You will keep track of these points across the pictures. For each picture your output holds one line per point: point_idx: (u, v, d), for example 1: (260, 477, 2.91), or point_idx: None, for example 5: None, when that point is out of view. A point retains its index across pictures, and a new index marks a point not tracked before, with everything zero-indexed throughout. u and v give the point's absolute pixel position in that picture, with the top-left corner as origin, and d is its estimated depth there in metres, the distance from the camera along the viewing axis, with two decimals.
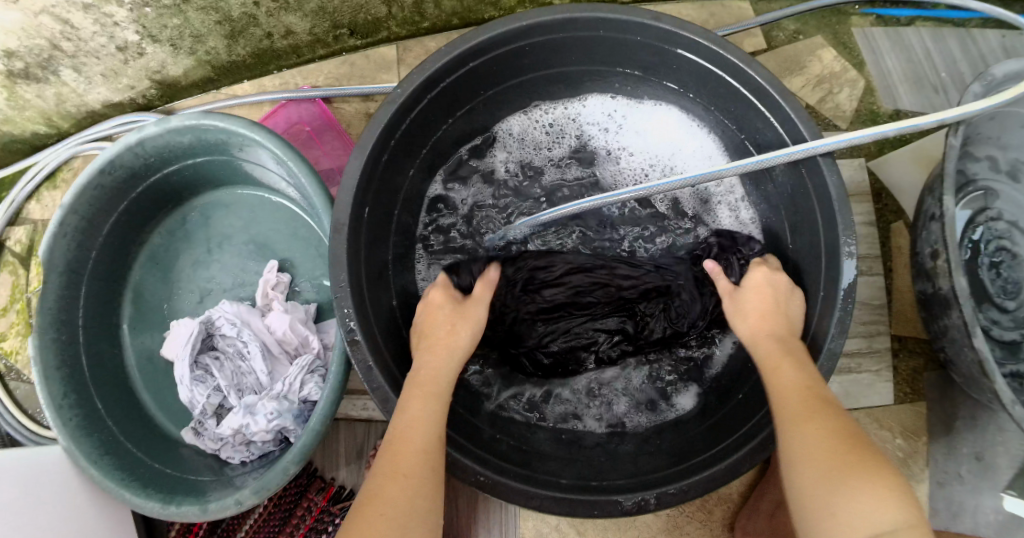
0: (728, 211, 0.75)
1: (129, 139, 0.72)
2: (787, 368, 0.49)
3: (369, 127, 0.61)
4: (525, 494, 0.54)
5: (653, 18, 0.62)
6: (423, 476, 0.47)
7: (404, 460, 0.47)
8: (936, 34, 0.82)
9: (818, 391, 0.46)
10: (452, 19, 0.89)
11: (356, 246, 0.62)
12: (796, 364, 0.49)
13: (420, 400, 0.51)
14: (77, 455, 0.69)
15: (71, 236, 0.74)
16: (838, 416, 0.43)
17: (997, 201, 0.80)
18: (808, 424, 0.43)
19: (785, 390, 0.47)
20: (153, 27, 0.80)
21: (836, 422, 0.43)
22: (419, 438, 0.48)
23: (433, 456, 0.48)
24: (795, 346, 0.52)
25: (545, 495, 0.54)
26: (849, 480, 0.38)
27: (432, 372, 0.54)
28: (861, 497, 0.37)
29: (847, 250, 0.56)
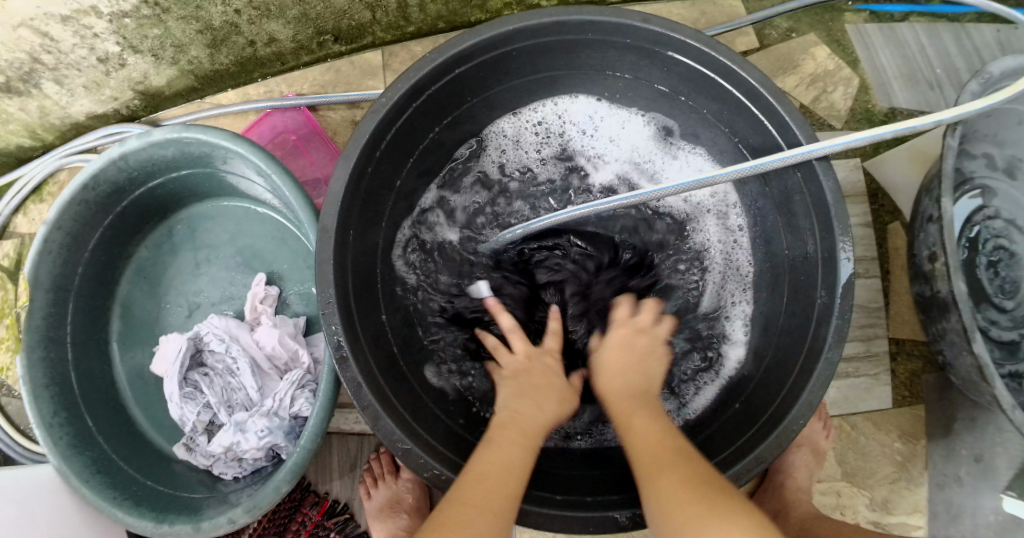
0: (718, 220, 0.75)
1: (111, 153, 0.71)
2: (636, 420, 0.53)
3: (353, 138, 0.60)
4: (519, 512, 0.53)
5: (642, 20, 0.60)
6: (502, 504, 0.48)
7: (489, 486, 0.48)
8: (930, 30, 0.80)
9: (667, 441, 0.50)
10: (438, 22, 0.87)
11: (343, 261, 0.61)
12: (647, 418, 0.54)
13: (511, 440, 0.54)
14: (69, 475, 0.68)
15: (56, 253, 0.73)
16: (685, 461, 0.47)
17: (994, 198, 0.78)
18: (660, 473, 0.46)
19: (638, 444, 0.50)
20: (133, 37, 0.78)
21: (683, 466, 0.46)
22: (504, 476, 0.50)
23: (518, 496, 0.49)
24: (645, 400, 0.57)
25: (540, 513, 0.53)
26: (707, 517, 0.41)
27: (529, 420, 0.57)
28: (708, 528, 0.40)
29: (845, 251, 0.55)
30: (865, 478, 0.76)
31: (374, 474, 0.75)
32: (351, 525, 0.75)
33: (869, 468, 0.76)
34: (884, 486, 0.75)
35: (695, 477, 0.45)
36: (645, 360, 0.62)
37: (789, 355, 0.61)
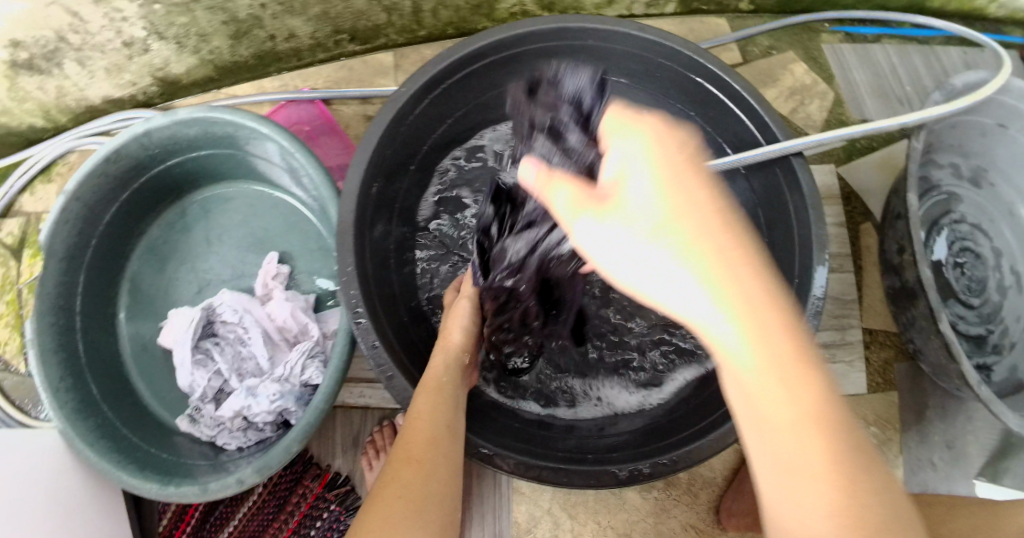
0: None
1: (136, 129, 0.74)
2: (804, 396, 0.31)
3: (374, 124, 0.65)
4: (503, 458, 0.57)
5: (639, 29, 0.68)
6: (442, 461, 0.50)
7: (423, 452, 0.50)
8: (901, 51, 0.89)
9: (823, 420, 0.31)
10: (447, 29, 0.94)
11: (363, 234, 0.65)
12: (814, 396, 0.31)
13: (429, 392, 0.55)
14: (74, 438, 0.69)
15: (73, 223, 0.75)
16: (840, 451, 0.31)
17: (960, 205, 0.87)
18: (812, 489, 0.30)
19: (782, 422, 0.31)
20: (160, 24, 0.82)
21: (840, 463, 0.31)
22: (430, 425, 0.52)
23: (442, 443, 0.51)
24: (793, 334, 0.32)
25: (521, 461, 0.57)
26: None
27: (433, 374, 0.58)
28: None
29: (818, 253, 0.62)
30: None
31: (377, 447, 0.77)
32: (351, 497, 0.77)
33: None
34: None
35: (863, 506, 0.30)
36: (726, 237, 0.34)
37: None
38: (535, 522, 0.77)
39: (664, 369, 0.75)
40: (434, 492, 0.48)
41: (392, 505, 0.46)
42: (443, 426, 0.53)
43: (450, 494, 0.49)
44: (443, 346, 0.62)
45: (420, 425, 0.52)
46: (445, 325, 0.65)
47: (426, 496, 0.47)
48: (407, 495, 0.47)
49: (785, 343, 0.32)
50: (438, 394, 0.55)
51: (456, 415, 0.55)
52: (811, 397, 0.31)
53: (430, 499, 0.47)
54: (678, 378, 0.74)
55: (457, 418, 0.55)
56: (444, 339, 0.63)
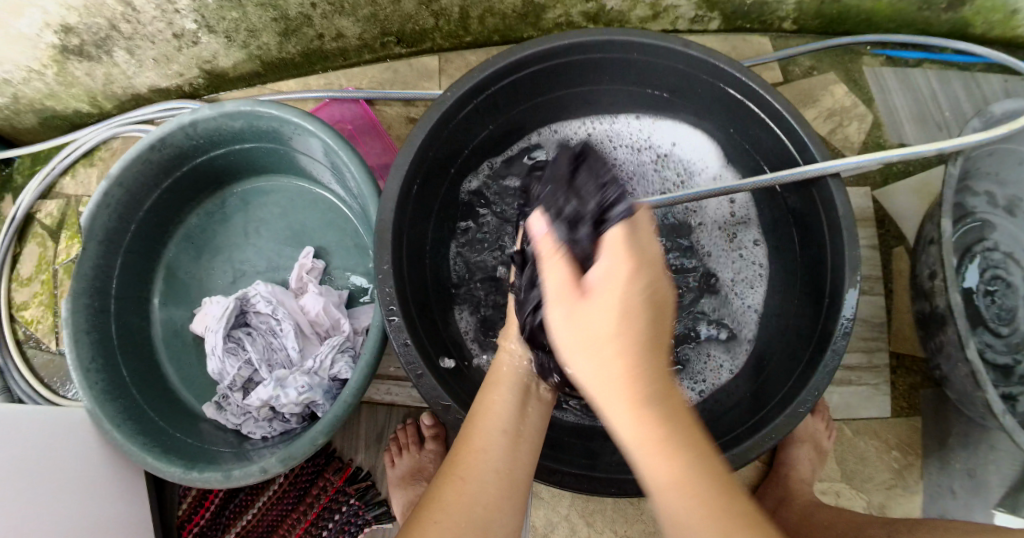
0: (744, 231, 0.80)
1: (183, 119, 0.76)
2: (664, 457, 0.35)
3: (418, 126, 0.66)
4: None
5: (683, 46, 0.68)
6: (495, 474, 0.46)
7: (476, 454, 0.47)
8: (942, 77, 0.89)
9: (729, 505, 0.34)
10: (493, 36, 0.95)
11: (400, 233, 0.66)
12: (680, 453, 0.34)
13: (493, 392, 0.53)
14: (101, 418, 0.70)
15: (114, 207, 0.77)
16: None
17: (993, 232, 0.86)
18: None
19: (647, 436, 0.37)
20: (212, 17, 0.84)
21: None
22: (486, 432, 0.49)
23: (497, 453, 0.47)
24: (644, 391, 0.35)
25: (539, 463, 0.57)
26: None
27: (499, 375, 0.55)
28: None
29: (852, 280, 0.61)
30: (862, 481, 0.81)
31: (400, 444, 0.77)
32: (371, 493, 0.78)
33: (867, 472, 0.81)
34: (880, 491, 0.80)
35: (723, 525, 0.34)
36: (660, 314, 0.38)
37: (797, 349, 0.67)
38: (551, 528, 0.77)
39: (708, 372, 0.77)
40: (478, 517, 0.43)
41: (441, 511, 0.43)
42: (502, 433, 0.49)
43: (503, 506, 0.45)
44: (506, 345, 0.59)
45: (476, 435, 0.49)
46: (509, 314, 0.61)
47: (469, 521, 0.43)
48: (448, 518, 0.43)
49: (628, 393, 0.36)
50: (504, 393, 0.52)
51: (521, 417, 0.52)
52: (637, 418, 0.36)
53: (476, 524, 0.43)
54: (722, 379, 0.76)
55: (521, 421, 0.51)
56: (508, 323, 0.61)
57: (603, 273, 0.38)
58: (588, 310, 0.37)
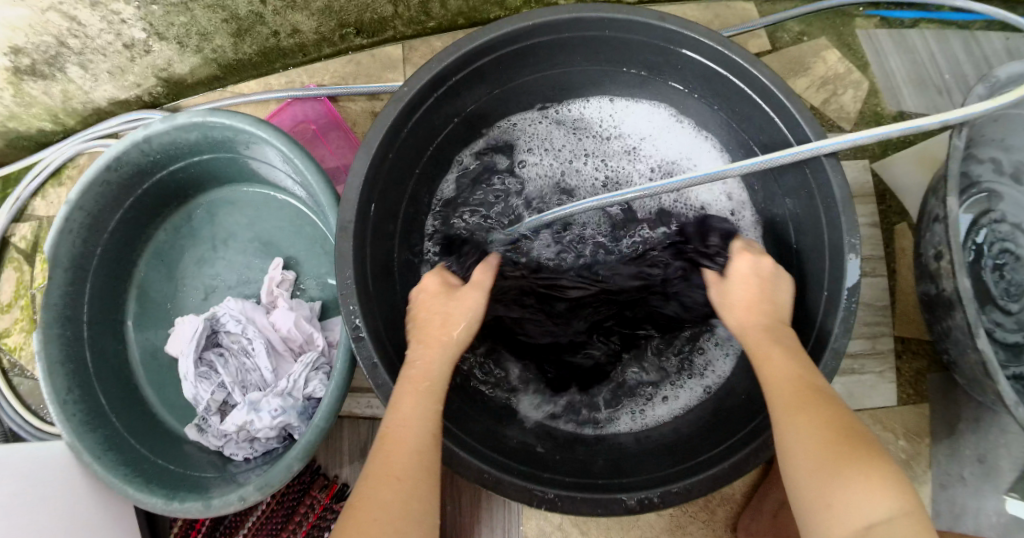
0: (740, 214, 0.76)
1: (136, 135, 0.72)
2: (775, 358, 0.49)
3: (375, 125, 0.61)
4: (501, 482, 0.54)
5: (658, 18, 0.62)
6: (423, 474, 0.45)
7: (405, 454, 0.46)
8: (940, 37, 0.82)
9: (808, 380, 0.47)
10: (457, 18, 0.89)
11: (362, 243, 0.62)
12: (787, 352, 0.50)
13: (420, 393, 0.50)
14: (80, 450, 0.69)
15: (77, 232, 0.75)
16: (830, 403, 0.44)
17: (1001, 203, 0.80)
18: (798, 416, 0.44)
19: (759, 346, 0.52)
20: (160, 24, 0.80)
21: (826, 408, 0.44)
22: (416, 431, 0.47)
23: (426, 455, 0.46)
24: (784, 333, 0.53)
25: (519, 484, 0.54)
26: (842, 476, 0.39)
27: (425, 369, 0.52)
28: (851, 481, 0.38)
29: (851, 251, 0.56)
30: None
31: None
32: None
33: None
34: None
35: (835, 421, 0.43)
36: (772, 289, 0.58)
37: (796, 345, 0.63)
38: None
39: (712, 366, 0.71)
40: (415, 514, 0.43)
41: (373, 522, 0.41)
42: (429, 434, 0.48)
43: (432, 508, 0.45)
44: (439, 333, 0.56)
45: (407, 434, 0.47)
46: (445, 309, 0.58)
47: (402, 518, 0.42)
48: (388, 516, 0.42)
49: (742, 297, 0.58)
50: (428, 396, 0.50)
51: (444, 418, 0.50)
52: (757, 335, 0.53)
53: (412, 520, 0.42)
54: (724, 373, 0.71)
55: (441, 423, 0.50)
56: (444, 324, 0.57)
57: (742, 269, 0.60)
58: (731, 293, 0.59)
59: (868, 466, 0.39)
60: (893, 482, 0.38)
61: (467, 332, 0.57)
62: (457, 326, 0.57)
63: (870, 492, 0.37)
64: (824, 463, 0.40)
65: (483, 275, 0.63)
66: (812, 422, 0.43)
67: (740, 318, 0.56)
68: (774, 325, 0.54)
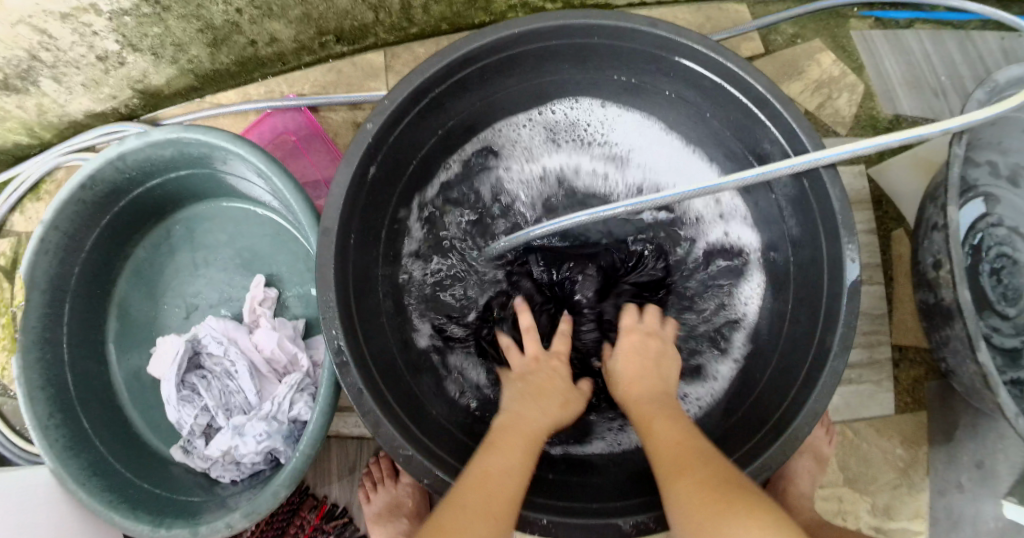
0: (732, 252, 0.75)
1: (110, 153, 0.70)
2: (659, 427, 0.51)
3: (356, 141, 0.59)
4: None
5: (648, 25, 0.59)
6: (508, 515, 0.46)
7: (504, 498, 0.47)
8: (933, 37, 0.80)
9: (689, 442, 0.49)
10: (442, 24, 0.86)
11: (344, 266, 0.60)
12: (670, 422, 0.52)
13: (518, 444, 0.52)
14: (65, 477, 0.67)
15: (54, 253, 0.73)
16: (707, 462, 0.46)
17: (997, 206, 0.79)
18: (680, 476, 0.45)
19: (644, 421, 0.54)
20: (133, 36, 0.77)
21: (702, 467, 0.45)
22: (512, 482, 0.49)
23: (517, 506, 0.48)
24: (668, 406, 0.55)
25: (514, 511, 0.53)
26: (728, 521, 0.40)
27: (526, 422, 0.55)
28: (735, 526, 0.40)
29: (851, 266, 0.55)
30: (867, 484, 0.76)
31: (374, 479, 0.74)
32: (350, 529, 0.75)
33: (870, 474, 0.76)
34: (886, 492, 0.76)
35: (715, 473, 0.45)
36: (659, 365, 0.61)
37: (794, 361, 0.62)
38: None
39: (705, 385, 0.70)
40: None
41: None
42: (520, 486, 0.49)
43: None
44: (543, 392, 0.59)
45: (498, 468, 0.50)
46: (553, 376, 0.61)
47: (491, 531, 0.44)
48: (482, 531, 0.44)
49: (626, 372, 0.60)
50: (527, 451, 0.52)
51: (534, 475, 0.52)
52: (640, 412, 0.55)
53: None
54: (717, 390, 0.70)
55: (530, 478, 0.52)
56: (560, 407, 0.59)
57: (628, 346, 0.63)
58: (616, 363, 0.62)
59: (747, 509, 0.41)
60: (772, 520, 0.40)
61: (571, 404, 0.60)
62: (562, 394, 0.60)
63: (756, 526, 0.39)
64: (709, 513, 0.41)
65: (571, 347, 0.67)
66: (694, 480, 0.44)
67: (625, 397, 0.58)
68: (657, 400, 0.56)
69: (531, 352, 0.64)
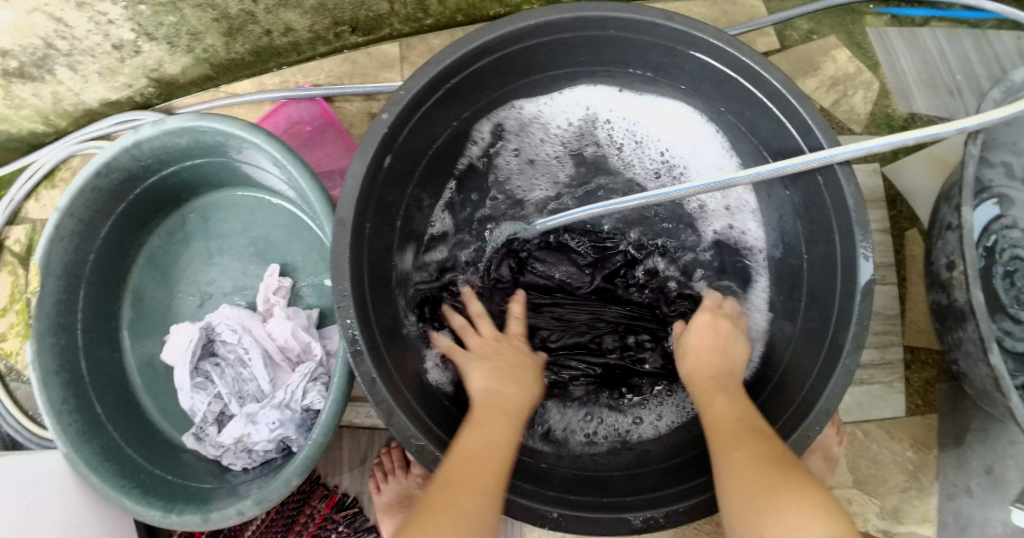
0: (742, 254, 0.73)
1: (125, 141, 0.70)
2: (718, 402, 0.53)
3: (370, 131, 0.59)
4: (507, 503, 0.53)
5: (664, 18, 0.59)
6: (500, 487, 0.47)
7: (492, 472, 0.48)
8: (951, 35, 0.79)
9: (748, 420, 0.50)
10: (457, 15, 0.86)
11: (359, 255, 0.60)
12: (731, 399, 0.53)
13: (498, 420, 0.54)
14: (77, 462, 0.68)
15: (68, 240, 0.73)
16: (765, 441, 0.47)
17: (1012, 208, 0.77)
18: (738, 450, 0.46)
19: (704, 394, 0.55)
20: (149, 24, 0.77)
21: (758, 445, 0.46)
22: (497, 453, 0.50)
23: (506, 476, 0.49)
24: (731, 384, 0.56)
25: (526, 505, 0.53)
26: (779, 502, 0.40)
27: (503, 399, 0.56)
28: (784, 503, 0.40)
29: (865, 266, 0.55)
30: (876, 486, 0.75)
31: (385, 469, 0.75)
32: (360, 519, 0.76)
33: (880, 476, 0.76)
34: (894, 495, 0.75)
35: (769, 455, 0.45)
36: (729, 344, 0.61)
37: (807, 359, 0.61)
38: None
39: None
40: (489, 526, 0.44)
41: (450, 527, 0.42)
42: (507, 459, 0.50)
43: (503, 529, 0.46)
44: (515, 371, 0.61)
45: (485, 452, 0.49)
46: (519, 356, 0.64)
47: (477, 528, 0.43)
48: (468, 521, 0.43)
49: (693, 342, 0.62)
50: (505, 424, 0.53)
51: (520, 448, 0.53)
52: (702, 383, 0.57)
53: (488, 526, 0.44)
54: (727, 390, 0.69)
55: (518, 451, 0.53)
56: (533, 380, 0.62)
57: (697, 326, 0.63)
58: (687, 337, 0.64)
59: (800, 488, 0.40)
60: (823, 501, 0.39)
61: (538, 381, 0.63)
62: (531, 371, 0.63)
63: (805, 506, 0.39)
64: (760, 491, 0.41)
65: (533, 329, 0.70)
66: (751, 456, 0.44)
67: (688, 370, 0.60)
68: (721, 375, 0.57)
69: (489, 335, 0.66)
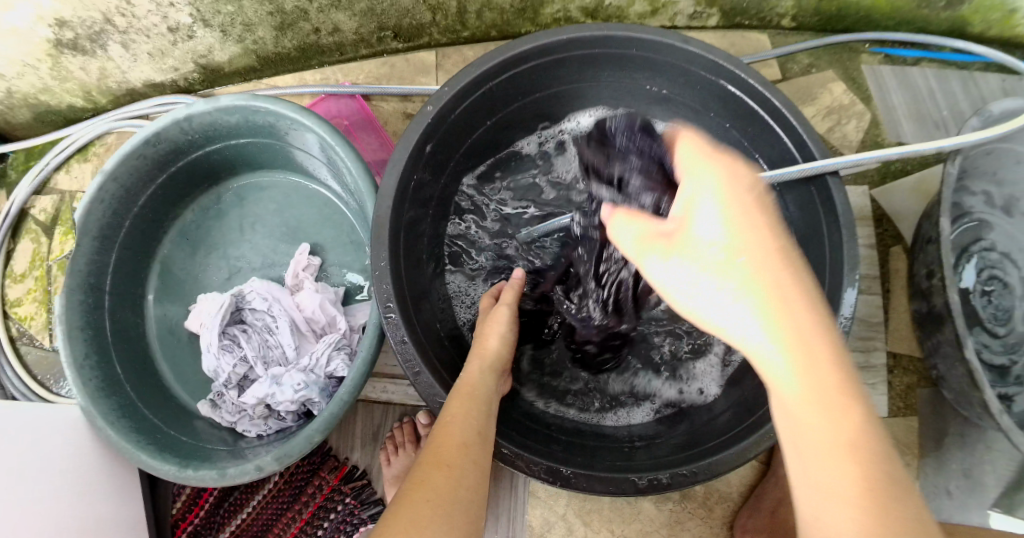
0: None
1: (178, 113, 0.74)
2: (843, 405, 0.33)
3: (415, 122, 0.64)
4: (527, 461, 0.56)
5: (682, 41, 0.67)
6: (472, 465, 0.47)
7: (453, 450, 0.47)
8: (939, 75, 0.89)
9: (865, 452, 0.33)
10: (490, 30, 0.94)
11: (397, 230, 0.65)
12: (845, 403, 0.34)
13: (463, 397, 0.53)
14: (94, 416, 0.69)
15: (108, 203, 0.76)
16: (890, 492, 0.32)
17: (990, 232, 0.85)
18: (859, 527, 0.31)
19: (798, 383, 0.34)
20: (207, 11, 0.83)
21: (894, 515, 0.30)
22: (462, 431, 0.49)
23: (473, 449, 0.48)
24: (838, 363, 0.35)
25: (545, 464, 0.56)
26: None
27: (468, 381, 0.55)
28: None
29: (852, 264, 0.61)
30: None
31: (396, 442, 0.78)
32: (367, 492, 0.78)
33: None
34: None
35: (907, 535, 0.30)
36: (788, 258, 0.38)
37: None
38: (549, 527, 0.77)
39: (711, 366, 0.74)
40: (461, 504, 0.43)
41: (422, 505, 0.42)
42: (474, 433, 0.50)
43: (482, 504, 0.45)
44: (479, 354, 0.60)
45: (452, 431, 0.49)
46: (484, 329, 0.62)
47: (457, 505, 0.43)
48: (439, 499, 0.43)
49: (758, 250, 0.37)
50: (467, 401, 0.52)
51: (490, 420, 0.53)
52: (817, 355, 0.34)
53: (461, 503, 0.43)
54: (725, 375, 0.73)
55: (489, 423, 0.52)
56: (482, 342, 0.61)
57: (746, 248, 0.37)
58: (701, 252, 0.39)
59: None
60: None
61: (503, 345, 0.61)
62: (492, 345, 0.60)
63: None
64: None
65: (511, 294, 0.67)
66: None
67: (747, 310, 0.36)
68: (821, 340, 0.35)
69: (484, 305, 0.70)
